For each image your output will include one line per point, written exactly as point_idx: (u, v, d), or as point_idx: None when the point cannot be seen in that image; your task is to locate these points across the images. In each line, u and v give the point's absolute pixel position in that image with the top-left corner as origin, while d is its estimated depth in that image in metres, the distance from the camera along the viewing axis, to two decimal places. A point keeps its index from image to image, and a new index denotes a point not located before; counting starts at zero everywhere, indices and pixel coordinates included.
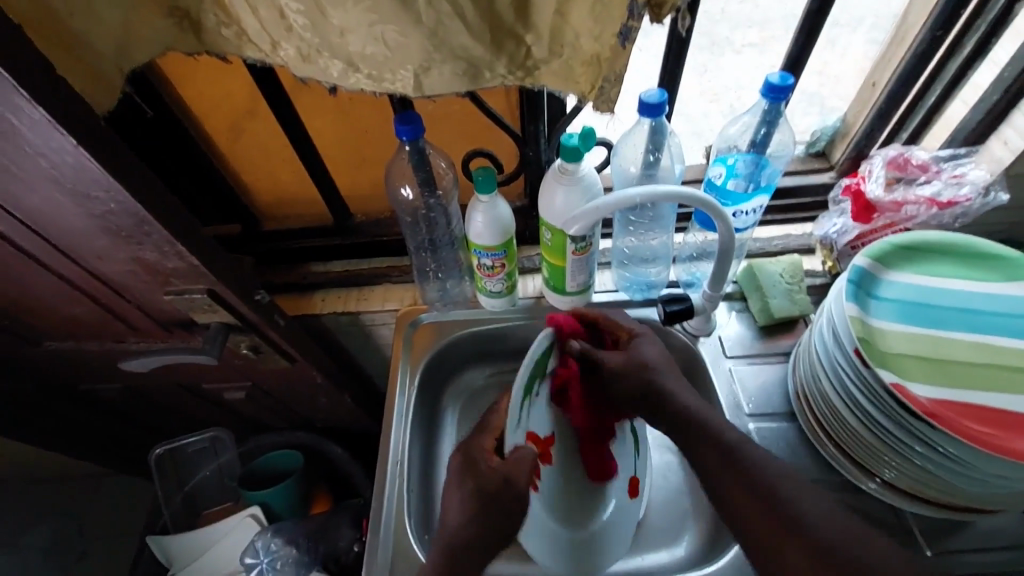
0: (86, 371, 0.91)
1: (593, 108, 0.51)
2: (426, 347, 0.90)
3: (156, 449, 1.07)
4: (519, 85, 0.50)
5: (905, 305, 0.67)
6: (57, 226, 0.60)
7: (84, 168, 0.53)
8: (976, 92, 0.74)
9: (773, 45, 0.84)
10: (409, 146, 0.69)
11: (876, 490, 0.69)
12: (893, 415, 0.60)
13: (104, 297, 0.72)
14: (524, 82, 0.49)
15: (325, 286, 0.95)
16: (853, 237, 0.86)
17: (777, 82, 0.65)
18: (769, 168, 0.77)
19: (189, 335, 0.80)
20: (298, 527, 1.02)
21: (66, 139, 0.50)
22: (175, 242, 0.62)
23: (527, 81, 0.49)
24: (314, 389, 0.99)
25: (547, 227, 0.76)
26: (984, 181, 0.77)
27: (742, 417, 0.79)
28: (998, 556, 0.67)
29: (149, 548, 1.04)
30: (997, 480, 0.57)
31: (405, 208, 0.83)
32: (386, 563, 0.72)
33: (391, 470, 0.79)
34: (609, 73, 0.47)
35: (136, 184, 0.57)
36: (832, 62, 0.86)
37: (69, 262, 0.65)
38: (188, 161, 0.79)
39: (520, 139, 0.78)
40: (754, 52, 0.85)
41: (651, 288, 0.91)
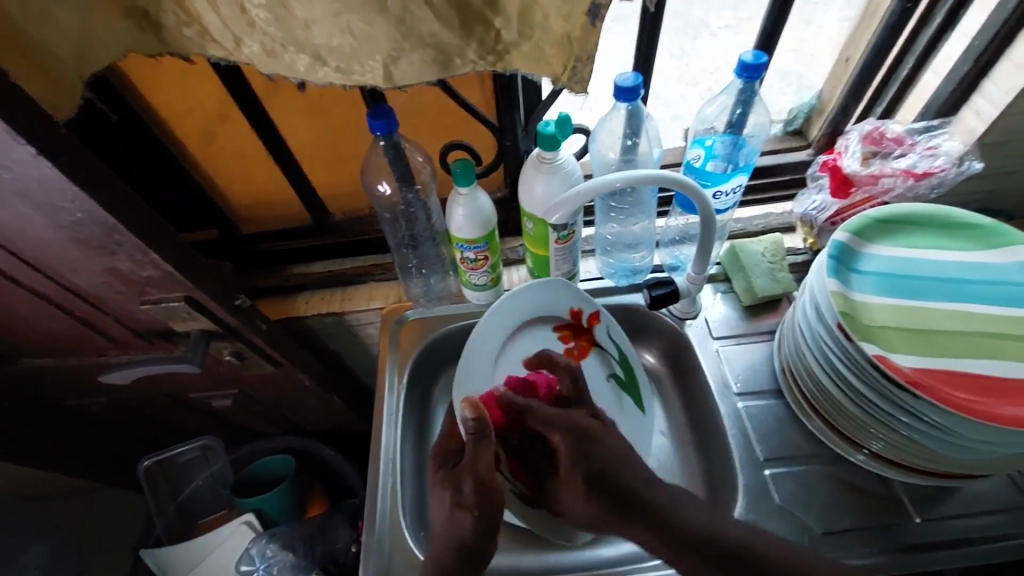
0: (66, 386, 0.89)
1: (568, 90, 0.50)
2: (413, 344, 0.89)
3: (145, 461, 1.05)
4: (492, 71, 0.49)
5: (885, 277, 0.68)
6: (24, 240, 0.58)
7: (47, 177, 0.51)
8: (947, 63, 0.74)
9: (748, 25, 0.84)
10: (384, 142, 0.68)
11: (864, 461, 0.70)
12: (879, 388, 0.61)
13: (79, 310, 0.70)
14: (496, 67, 0.48)
15: (308, 288, 0.94)
16: (831, 214, 0.86)
17: (751, 60, 0.65)
18: (747, 148, 0.77)
19: (169, 345, 0.78)
20: (294, 531, 1.02)
21: (27, 149, 0.48)
22: (149, 249, 0.60)
23: (499, 66, 0.48)
24: (302, 392, 0.98)
25: (529, 216, 0.77)
26: (959, 151, 0.78)
27: (730, 397, 0.80)
28: (985, 519, 0.68)
29: (143, 560, 1.02)
30: (982, 447, 0.58)
31: (384, 203, 0.81)
32: (384, 563, 0.71)
33: (384, 469, 0.78)
34: (581, 52, 0.47)
35: (104, 190, 0.55)
36: (808, 40, 0.88)
37: (39, 277, 0.64)
38: (157, 167, 0.77)
39: (497, 130, 0.77)
40: (731, 33, 0.86)
41: (636, 274, 0.91)
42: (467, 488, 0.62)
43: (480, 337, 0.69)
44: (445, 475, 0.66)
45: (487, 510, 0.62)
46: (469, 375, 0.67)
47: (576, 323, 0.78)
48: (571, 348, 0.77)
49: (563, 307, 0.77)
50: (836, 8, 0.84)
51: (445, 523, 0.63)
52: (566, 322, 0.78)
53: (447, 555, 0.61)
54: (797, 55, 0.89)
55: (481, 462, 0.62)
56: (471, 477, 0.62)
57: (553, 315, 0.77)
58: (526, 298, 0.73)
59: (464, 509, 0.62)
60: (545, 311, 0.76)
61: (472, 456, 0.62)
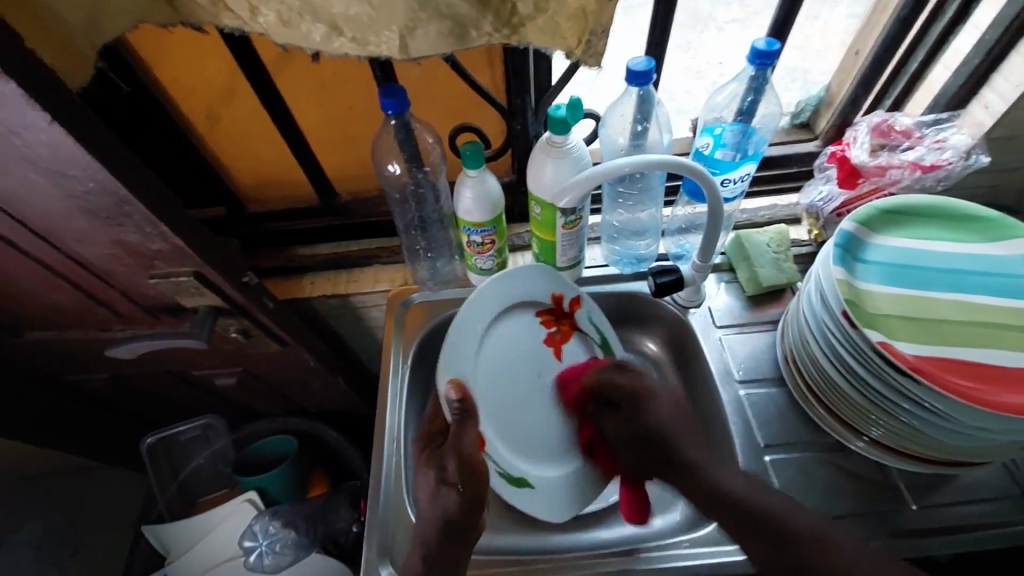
0: (70, 361, 0.90)
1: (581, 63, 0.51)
2: (418, 327, 0.89)
3: (148, 438, 1.06)
4: (505, 44, 0.49)
5: (890, 267, 0.68)
6: (34, 210, 0.58)
7: (61, 146, 0.51)
8: (957, 57, 0.75)
9: (756, 19, 0.87)
10: (395, 120, 0.68)
11: (863, 448, 0.71)
12: (882, 375, 0.61)
13: (87, 282, 0.70)
14: (510, 40, 0.48)
15: (314, 269, 0.94)
16: (837, 205, 0.86)
17: (763, 48, 0.65)
18: (757, 137, 0.77)
19: (175, 321, 0.79)
20: (295, 509, 1.03)
21: (41, 115, 0.48)
22: (159, 222, 0.60)
23: (513, 39, 0.48)
24: (306, 373, 0.98)
25: (535, 201, 0.77)
26: (966, 145, 0.78)
27: (732, 384, 0.81)
28: (981, 508, 0.69)
29: (145, 536, 1.03)
30: (980, 434, 0.59)
31: (392, 184, 0.81)
32: (387, 540, 0.72)
33: (387, 448, 0.79)
34: (595, 25, 0.47)
35: (117, 161, 0.55)
36: (813, 37, 0.91)
37: (48, 248, 0.64)
38: (165, 143, 0.77)
39: (508, 113, 0.77)
40: (739, 27, 0.87)
41: (641, 262, 0.91)
42: (450, 466, 0.62)
43: (466, 319, 0.65)
44: (428, 455, 0.67)
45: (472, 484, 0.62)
46: (456, 354, 0.64)
47: (557, 307, 0.78)
48: (553, 333, 0.78)
49: (545, 290, 0.76)
50: (843, 7, 0.89)
51: (430, 500, 0.64)
52: (546, 306, 0.77)
53: (432, 530, 0.63)
54: (802, 52, 0.92)
55: (466, 440, 0.61)
56: (455, 457, 0.62)
57: (534, 299, 0.76)
58: (513, 280, 0.71)
59: (449, 486, 0.63)
60: (526, 295, 0.74)
61: (455, 437, 0.62)
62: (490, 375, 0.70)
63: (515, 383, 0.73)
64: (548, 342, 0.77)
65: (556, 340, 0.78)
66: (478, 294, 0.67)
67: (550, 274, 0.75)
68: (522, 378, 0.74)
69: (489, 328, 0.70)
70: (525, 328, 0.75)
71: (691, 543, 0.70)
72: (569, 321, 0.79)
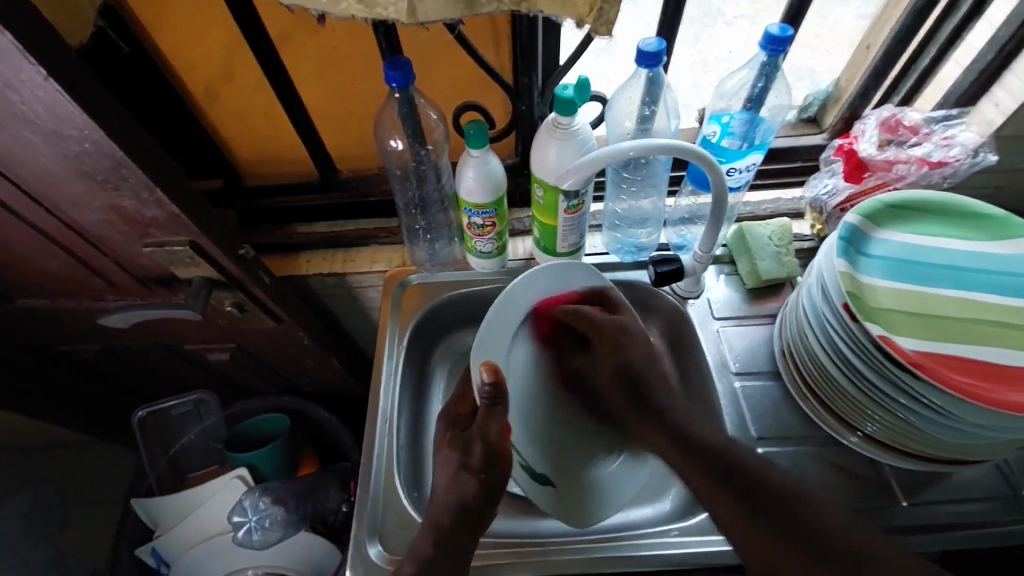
0: (61, 330, 0.89)
1: (592, 33, 0.50)
2: (414, 308, 0.89)
3: (138, 412, 1.05)
4: (514, 11, 0.49)
5: (893, 262, 0.68)
6: (27, 170, 0.57)
7: (56, 104, 0.50)
8: (969, 53, 0.74)
9: (764, 16, 0.84)
10: (398, 94, 0.66)
11: (857, 443, 0.71)
12: (880, 368, 0.61)
13: (80, 249, 0.69)
14: (519, 7, 0.48)
15: (311, 247, 0.93)
16: (842, 200, 0.85)
17: (776, 33, 0.64)
18: (765, 126, 0.76)
19: (169, 292, 0.78)
20: (286, 486, 1.03)
21: (35, 70, 0.47)
22: (155, 188, 0.59)
23: (522, 6, 0.48)
24: (300, 351, 0.97)
25: (538, 183, 0.75)
26: (974, 143, 0.77)
27: (728, 376, 0.80)
28: (971, 506, 0.69)
29: (133, 510, 1.02)
30: (976, 431, 0.59)
31: (394, 160, 0.80)
32: (377, 519, 0.72)
33: (380, 428, 0.78)
34: None
35: (114, 123, 0.54)
36: (823, 37, 0.87)
37: (40, 211, 0.62)
38: (164, 110, 0.75)
39: (513, 92, 0.76)
40: (746, 23, 0.85)
41: (641, 250, 0.91)
42: (474, 451, 0.65)
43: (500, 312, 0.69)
44: (451, 439, 0.70)
45: (493, 477, 0.65)
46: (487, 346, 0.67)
47: (592, 307, 0.79)
48: (587, 334, 0.79)
49: (581, 288, 0.77)
50: (855, 4, 0.83)
51: (447, 484, 0.66)
52: (582, 304, 0.78)
53: (446, 514, 0.64)
54: (812, 50, 0.88)
55: (491, 427, 0.64)
56: (480, 444, 0.64)
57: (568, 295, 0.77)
58: (546, 276, 0.73)
59: (470, 473, 0.65)
60: (559, 293, 0.76)
61: (482, 423, 0.64)
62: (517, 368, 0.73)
63: (537, 384, 0.76)
64: (580, 343, 0.79)
65: (590, 342, 0.79)
66: (513, 288, 0.70)
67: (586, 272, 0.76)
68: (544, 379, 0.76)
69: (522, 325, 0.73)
70: (558, 328, 0.77)
71: (680, 532, 0.70)
72: (597, 322, 0.79)
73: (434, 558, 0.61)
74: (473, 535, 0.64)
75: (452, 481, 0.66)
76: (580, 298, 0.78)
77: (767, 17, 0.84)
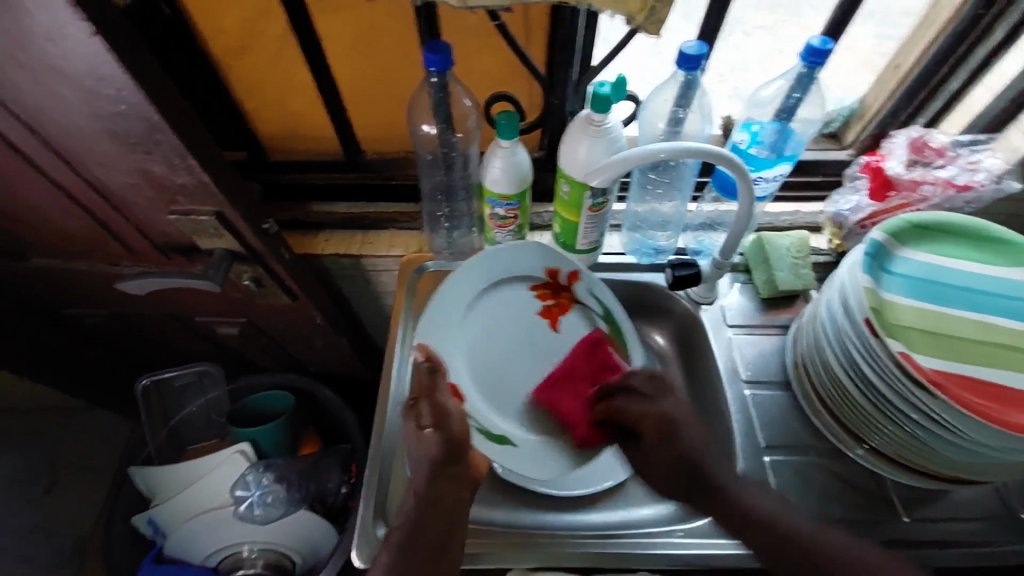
0: (73, 292, 0.88)
1: (640, 31, 0.50)
2: (431, 294, 0.88)
3: (142, 380, 1.04)
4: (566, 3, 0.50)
5: (915, 280, 0.68)
6: (62, 128, 0.57)
7: (99, 62, 0.49)
8: (1001, 80, 0.76)
9: (784, 29, 0.85)
10: (435, 79, 0.66)
11: (861, 456, 0.72)
12: (896, 384, 0.62)
13: (103, 212, 0.69)
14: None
15: (330, 227, 0.93)
16: (865, 216, 0.85)
17: (818, 45, 0.65)
18: (795, 138, 0.76)
19: (187, 262, 0.77)
20: (289, 464, 1.03)
21: (83, 26, 0.46)
22: (188, 154, 0.59)
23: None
24: (310, 330, 0.97)
25: (565, 178, 0.75)
26: (999, 169, 0.78)
27: (738, 383, 0.81)
28: (970, 526, 0.70)
29: (132, 477, 1.01)
30: (987, 453, 0.60)
31: (423, 145, 0.80)
32: (383, 501, 0.72)
33: (390, 412, 0.79)
34: None
35: (154, 86, 0.53)
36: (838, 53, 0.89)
37: (68, 170, 0.62)
38: (193, 76, 0.75)
39: (548, 85, 0.76)
40: (765, 34, 0.85)
41: (659, 254, 0.92)
42: (424, 411, 0.66)
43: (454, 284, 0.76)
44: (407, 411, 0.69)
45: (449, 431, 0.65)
46: (435, 321, 0.75)
47: (553, 282, 0.83)
48: (550, 305, 0.82)
49: (539, 266, 0.81)
50: (874, 23, 0.85)
51: (414, 443, 0.66)
52: (542, 281, 0.83)
53: (422, 478, 0.64)
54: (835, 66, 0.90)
55: (439, 389, 0.67)
56: (428, 402, 0.66)
57: (530, 274, 0.82)
58: (508, 257, 0.80)
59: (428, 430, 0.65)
60: (520, 269, 0.82)
61: (431, 387, 0.67)
62: (478, 333, 0.79)
63: (494, 349, 0.79)
64: (542, 313, 0.82)
65: (552, 313, 0.82)
66: (491, 251, 0.78)
67: (539, 249, 0.80)
68: (508, 352, 0.79)
69: (477, 298, 0.80)
70: (513, 304, 0.82)
71: (685, 533, 0.71)
72: (564, 296, 0.83)
73: (419, 519, 0.62)
74: (456, 488, 0.64)
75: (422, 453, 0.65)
76: (540, 275, 0.82)
77: (787, 30, 0.85)
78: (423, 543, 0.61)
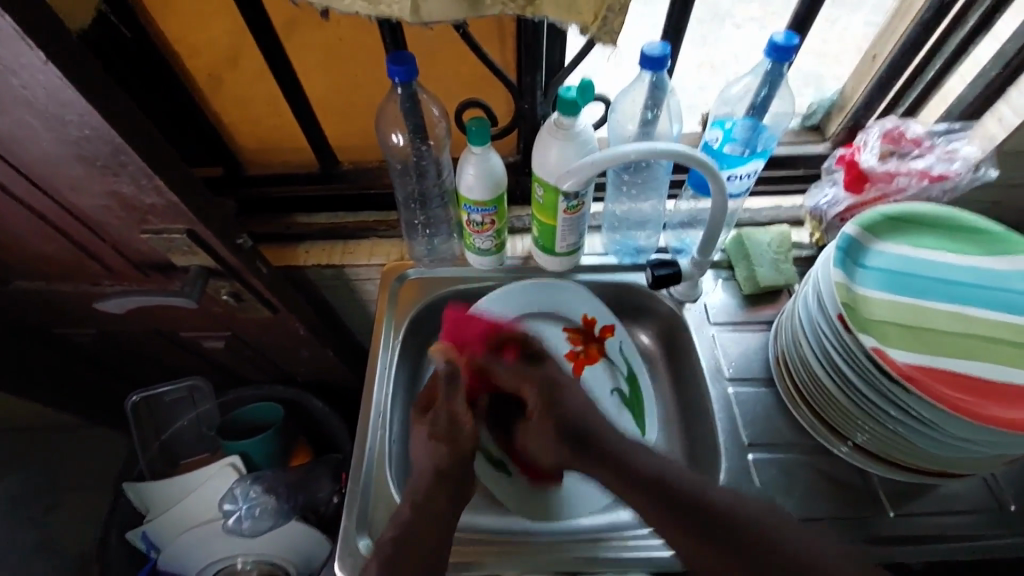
0: (58, 313, 0.89)
1: (595, 41, 0.50)
2: (412, 303, 0.88)
3: (132, 397, 1.05)
4: (520, 14, 0.48)
5: (890, 274, 0.68)
6: (27, 153, 0.57)
7: (56, 88, 0.49)
8: (974, 68, 0.74)
9: (773, 20, 0.84)
10: (401, 90, 0.66)
11: (846, 454, 0.72)
12: (871, 380, 0.62)
13: (77, 233, 0.69)
14: (525, 11, 0.48)
15: (310, 238, 0.93)
16: (843, 209, 0.84)
17: (781, 42, 0.64)
18: (767, 133, 0.75)
19: (166, 280, 0.78)
20: (278, 476, 1.02)
21: (36, 54, 0.46)
22: (153, 174, 0.59)
23: (528, 10, 0.48)
24: (296, 342, 0.97)
25: (539, 182, 0.75)
26: (976, 157, 0.77)
27: (721, 381, 0.80)
28: (956, 519, 0.70)
29: (125, 494, 1.02)
30: (966, 447, 0.59)
31: (394, 154, 0.80)
32: (366, 512, 0.72)
33: (373, 422, 0.79)
34: (614, 2, 0.47)
35: (114, 109, 0.54)
36: (831, 41, 0.88)
37: (37, 194, 0.62)
38: (164, 95, 0.75)
39: (516, 90, 0.76)
40: (756, 27, 0.85)
41: (639, 253, 0.90)
42: (440, 420, 0.68)
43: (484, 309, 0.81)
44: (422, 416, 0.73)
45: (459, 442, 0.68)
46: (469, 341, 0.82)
47: (588, 329, 0.86)
48: (577, 351, 0.85)
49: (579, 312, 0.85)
50: (863, 11, 0.85)
51: (423, 452, 0.69)
52: (577, 326, 0.86)
53: (426, 483, 0.66)
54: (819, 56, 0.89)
55: (458, 399, 0.68)
56: (445, 412, 0.68)
57: (564, 315, 0.85)
58: (544, 293, 0.84)
59: (438, 440, 0.68)
60: (560, 311, 0.86)
61: (448, 395, 0.68)
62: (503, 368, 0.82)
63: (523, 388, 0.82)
64: (570, 356, 0.85)
65: (580, 358, 0.85)
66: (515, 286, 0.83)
67: (589, 297, 0.85)
68: None
69: None
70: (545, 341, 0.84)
71: None
72: (594, 345, 0.86)
73: (415, 522, 0.63)
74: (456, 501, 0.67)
75: (430, 457, 0.68)
76: (576, 320, 0.85)
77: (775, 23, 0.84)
78: (415, 554, 0.61)
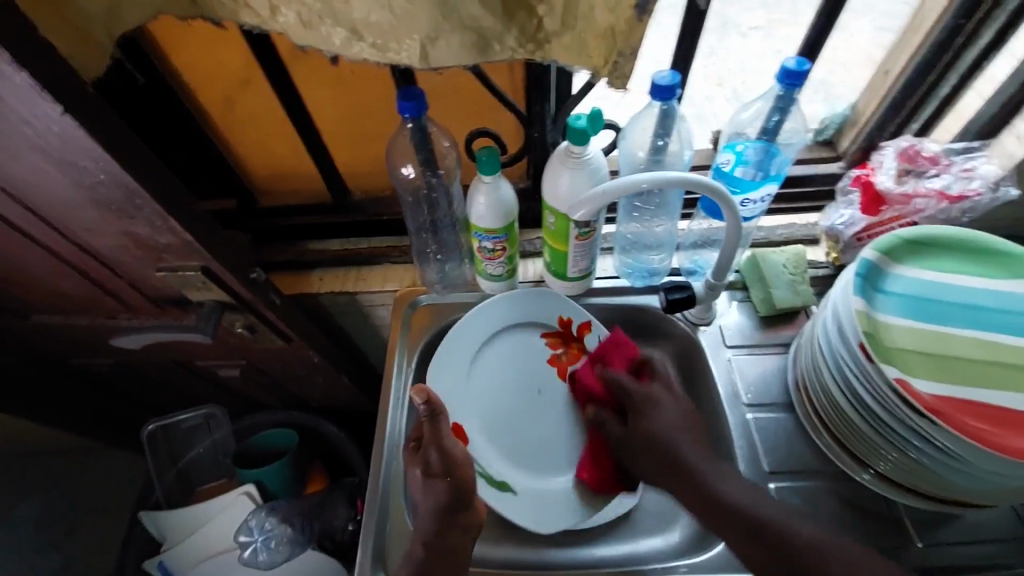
0: (76, 345, 0.90)
1: (607, 84, 0.48)
2: (424, 329, 0.89)
3: (149, 425, 1.06)
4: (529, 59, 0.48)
5: (909, 299, 0.66)
6: (45, 198, 0.58)
7: (72, 138, 0.50)
8: (992, 84, 0.73)
9: (780, 28, 0.83)
10: (411, 124, 0.67)
11: (869, 481, 0.70)
12: (895, 410, 0.60)
13: (95, 272, 0.70)
14: (535, 56, 0.47)
15: (323, 265, 0.94)
16: (860, 229, 0.84)
17: (793, 67, 0.63)
18: (780, 157, 0.74)
19: (181, 313, 0.78)
20: (292, 506, 1.03)
21: (53, 107, 0.47)
22: (168, 216, 0.60)
23: (538, 55, 0.47)
24: (310, 369, 0.98)
25: (550, 211, 0.75)
26: (995, 176, 0.76)
27: (739, 407, 0.79)
28: (985, 549, 0.68)
29: (143, 522, 1.02)
30: (995, 480, 0.57)
31: (405, 186, 0.80)
32: (382, 543, 0.71)
33: (388, 450, 0.78)
34: (624, 47, 0.44)
35: (129, 155, 0.55)
36: (838, 51, 0.87)
37: (55, 235, 0.63)
38: (178, 133, 0.76)
39: (526, 119, 0.76)
40: (762, 35, 0.84)
41: (653, 275, 0.89)
42: (433, 459, 0.65)
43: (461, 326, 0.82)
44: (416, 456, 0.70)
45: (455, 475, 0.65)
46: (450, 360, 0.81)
47: (565, 331, 0.85)
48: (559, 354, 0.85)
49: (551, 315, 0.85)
50: (873, 17, 0.83)
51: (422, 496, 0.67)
52: (554, 329, 0.86)
53: (430, 521, 0.64)
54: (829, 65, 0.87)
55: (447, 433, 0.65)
56: (436, 451, 0.65)
57: (539, 321, 0.86)
58: (518, 303, 0.85)
59: (434, 478, 0.65)
60: (534, 317, 0.86)
61: (435, 435, 0.65)
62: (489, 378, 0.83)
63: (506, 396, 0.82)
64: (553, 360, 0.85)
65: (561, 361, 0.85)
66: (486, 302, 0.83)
67: (560, 299, 0.85)
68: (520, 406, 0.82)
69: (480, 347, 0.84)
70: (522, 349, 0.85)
71: (690, 568, 0.69)
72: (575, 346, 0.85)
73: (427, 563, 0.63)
74: (461, 534, 0.65)
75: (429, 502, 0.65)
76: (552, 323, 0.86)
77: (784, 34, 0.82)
78: None
